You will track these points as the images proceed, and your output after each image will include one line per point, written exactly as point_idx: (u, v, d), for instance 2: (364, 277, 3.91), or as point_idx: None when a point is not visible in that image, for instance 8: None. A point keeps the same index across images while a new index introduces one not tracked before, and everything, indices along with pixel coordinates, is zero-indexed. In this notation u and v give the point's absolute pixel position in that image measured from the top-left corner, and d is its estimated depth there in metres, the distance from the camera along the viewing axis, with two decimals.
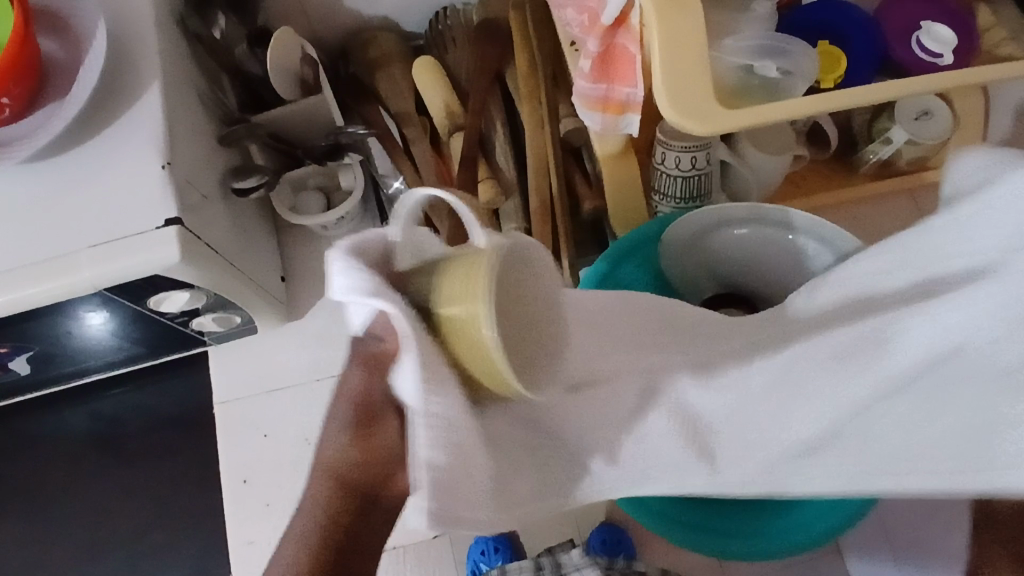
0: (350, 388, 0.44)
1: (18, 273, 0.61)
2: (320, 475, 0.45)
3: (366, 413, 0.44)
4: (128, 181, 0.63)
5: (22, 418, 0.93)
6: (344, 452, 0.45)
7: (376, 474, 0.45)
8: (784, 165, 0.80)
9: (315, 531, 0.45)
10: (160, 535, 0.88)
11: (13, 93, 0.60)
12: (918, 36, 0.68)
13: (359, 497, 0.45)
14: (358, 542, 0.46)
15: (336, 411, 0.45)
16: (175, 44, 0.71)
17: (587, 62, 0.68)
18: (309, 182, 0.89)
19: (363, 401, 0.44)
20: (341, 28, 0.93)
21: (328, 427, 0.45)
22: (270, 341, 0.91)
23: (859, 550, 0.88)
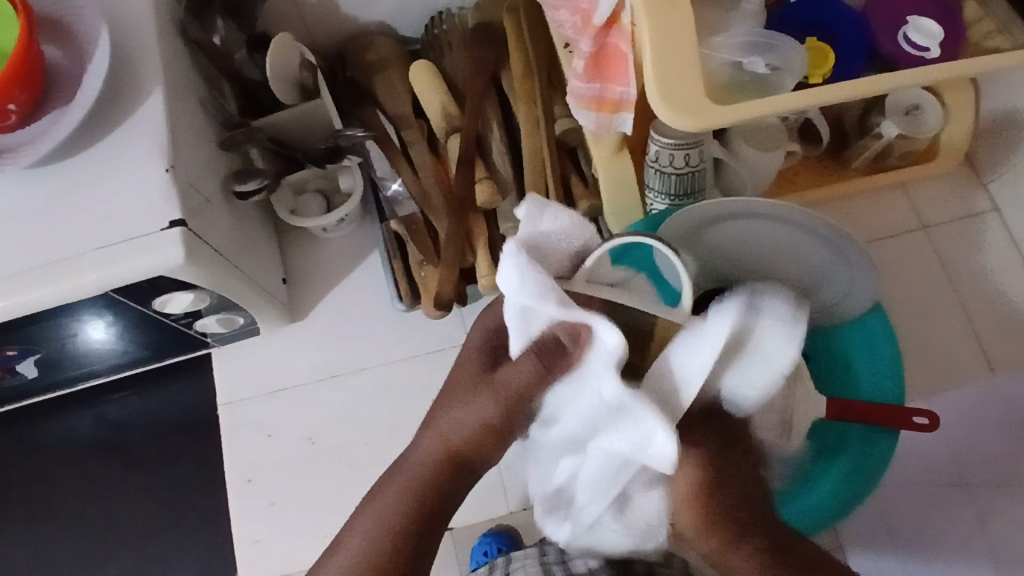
0: (488, 405, 0.54)
1: (25, 276, 0.62)
2: (435, 440, 0.56)
3: (496, 429, 0.54)
4: (133, 183, 0.64)
5: (27, 423, 0.94)
6: (461, 433, 0.55)
7: (484, 456, 0.56)
8: (778, 160, 0.81)
9: (419, 485, 0.55)
10: (166, 537, 0.89)
11: (19, 100, 0.62)
12: (905, 30, 0.70)
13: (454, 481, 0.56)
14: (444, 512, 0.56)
15: (473, 401, 0.55)
16: (176, 50, 0.73)
17: (581, 62, 0.70)
18: (309, 185, 0.91)
19: (498, 416, 0.54)
20: (338, 34, 0.95)
21: (463, 402, 0.55)
22: (272, 343, 0.92)
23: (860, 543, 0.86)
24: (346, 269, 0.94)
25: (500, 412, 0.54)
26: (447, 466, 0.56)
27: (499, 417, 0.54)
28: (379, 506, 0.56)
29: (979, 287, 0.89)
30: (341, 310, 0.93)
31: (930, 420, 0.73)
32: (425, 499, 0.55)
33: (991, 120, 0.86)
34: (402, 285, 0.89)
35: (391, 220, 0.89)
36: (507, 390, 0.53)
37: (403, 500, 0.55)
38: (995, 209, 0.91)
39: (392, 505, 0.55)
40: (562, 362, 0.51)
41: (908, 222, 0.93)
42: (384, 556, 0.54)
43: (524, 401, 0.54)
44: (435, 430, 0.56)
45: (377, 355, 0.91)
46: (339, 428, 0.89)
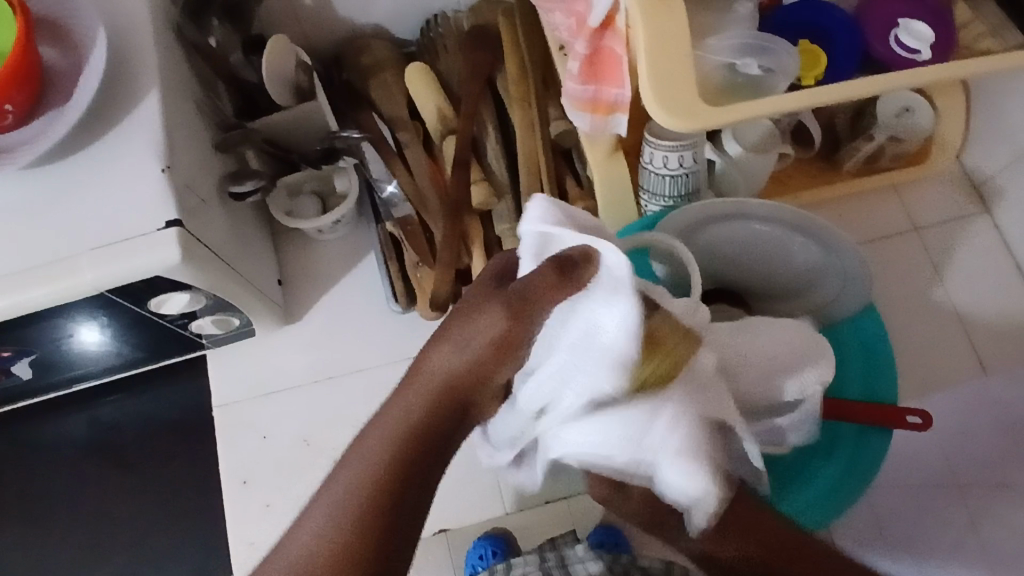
0: (493, 322, 0.51)
1: (20, 276, 0.62)
2: (430, 379, 0.52)
3: (497, 350, 0.51)
4: (129, 184, 0.64)
5: (21, 425, 0.93)
6: (451, 367, 0.51)
7: (474, 393, 0.52)
8: (771, 162, 0.82)
9: (402, 428, 0.50)
10: (160, 539, 0.89)
11: (15, 100, 0.62)
12: (896, 34, 0.70)
13: (443, 422, 0.52)
14: (431, 453, 0.51)
15: (464, 332, 0.51)
16: (172, 51, 0.73)
17: (575, 64, 0.71)
18: (305, 186, 0.91)
19: (494, 344, 0.51)
20: (334, 37, 0.95)
21: (452, 341, 0.52)
22: (268, 345, 0.92)
23: (860, 544, 0.81)
24: (342, 271, 0.94)
25: (508, 327, 0.50)
26: (437, 401, 0.51)
27: (504, 335, 0.50)
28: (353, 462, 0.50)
29: (970, 288, 0.90)
30: (337, 312, 0.93)
31: (924, 419, 0.73)
32: (409, 442, 0.50)
33: (981, 123, 0.87)
34: (399, 287, 0.89)
35: (387, 221, 0.89)
36: (507, 301, 0.50)
37: (381, 454, 0.50)
38: (985, 211, 0.92)
39: (372, 455, 0.50)
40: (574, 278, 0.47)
41: (900, 223, 0.93)
42: (362, 520, 0.48)
43: (528, 315, 0.50)
44: (424, 373, 0.52)
45: (373, 356, 0.91)
46: (335, 430, 0.88)
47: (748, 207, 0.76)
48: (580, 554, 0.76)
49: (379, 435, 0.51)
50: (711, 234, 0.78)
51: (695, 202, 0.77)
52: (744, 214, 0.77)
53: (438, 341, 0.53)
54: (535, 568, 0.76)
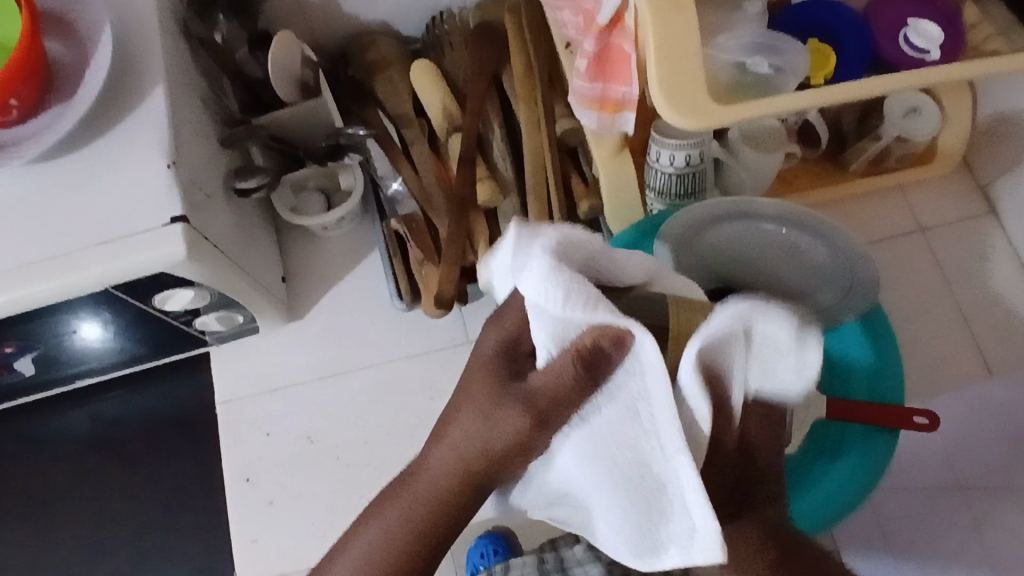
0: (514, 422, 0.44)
1: (25, 271, 0.62)
2: (443, 474, 0.46)
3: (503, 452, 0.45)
4: (134, 179, 0.64)
5: (24, 421, 0.93)
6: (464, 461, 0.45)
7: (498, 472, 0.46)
8: (778, 162, 0.81)
9: (417, 519, 0.47)
10: (163, 536, 0.88)
11: (21, 95, 0.61)
12: (906, 34, 0.70)
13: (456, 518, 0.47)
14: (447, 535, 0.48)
15: (473, 423, 0.45)
16: (178, 47, 0.72)
17: (584, 61, 0.70)
18: (310, 182, 0.90)
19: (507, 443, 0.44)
20: (340, 33, 0.95)
21: (466, 433, 0.45)
22: (271, 342, 0.92)
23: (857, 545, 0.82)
24: (346, 268, 0.94)
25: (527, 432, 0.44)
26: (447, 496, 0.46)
27: (515, 437, 0.44)
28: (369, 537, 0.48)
29: (974, 289, 0.90)
30: (340, 309, 0.92)
31: (930, 420, 0.74)
32: (421, 526, 0.47)
33: (989, 123, 0.87)
34: (403, 284, 0.89)
35: (392, 218, 0.89)
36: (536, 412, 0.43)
37: (390, 535, 0.47)
38: (991, 212, 0.92)
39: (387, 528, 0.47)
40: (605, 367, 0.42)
41: (905, 224, 0.93)
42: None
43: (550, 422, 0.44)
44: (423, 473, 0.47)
45: (376, 354, 0.91)
46: (338, 427, 0.88)
47: (754, 203, 0.77)
48: (579, 556, 0.75)
49: (385, 518, 0.47)
50: (714, 238, 0.76)
51: (700, 204, 0.78)
52: (749, 210, 0.77)
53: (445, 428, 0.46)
54: (533, 569, 0.75)
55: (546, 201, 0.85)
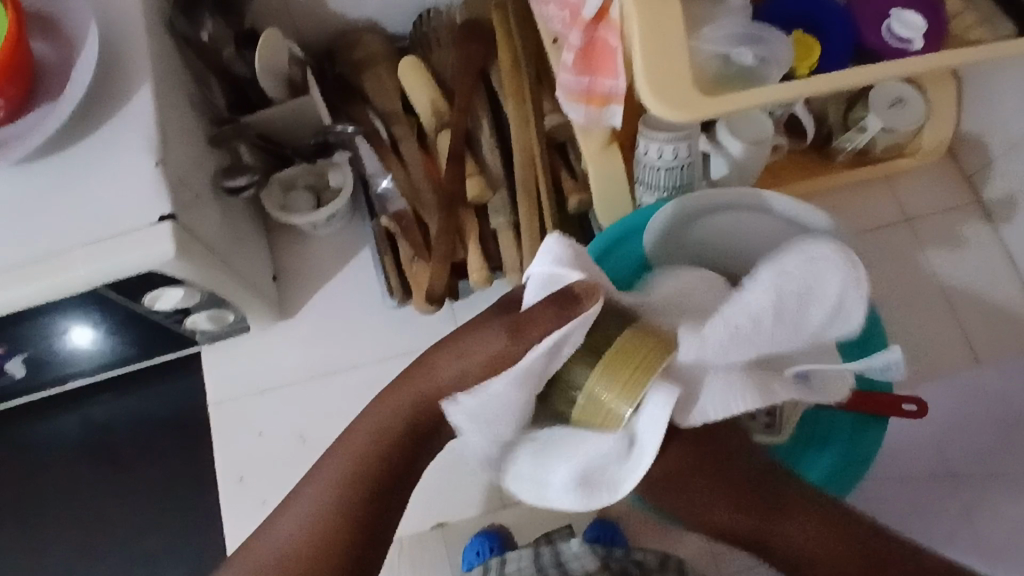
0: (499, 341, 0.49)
1: (12, 272, 0.62)
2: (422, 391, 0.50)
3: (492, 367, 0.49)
4: (122, 178, 0.63)
5: (14, 425, 0.93)
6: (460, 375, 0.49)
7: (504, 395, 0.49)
8: (765, 153, 0.82)
9: (385, 441, 0.49)
10: (157, 537, 0.88)
11: (8, 94, 0.61)
12: (889, 22, 0.70)
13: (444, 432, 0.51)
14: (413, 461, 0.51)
15: (482, 337, 0.49)
16: (165, 45, 0.72)
17: (570, 55, 0.70)
18: (299, 182, 0.90)
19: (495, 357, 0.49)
20: (327, 31, 0.95)
21: (457, 352, 0.50)
22: (263, 342, 0.92)
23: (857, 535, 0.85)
24: (337, 266, 0.94)
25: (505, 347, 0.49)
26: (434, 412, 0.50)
27: (503, 352, 0.49)
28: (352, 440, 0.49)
29: (961, 278, 0.91)
30: (331, 307, 0.92)
31: (919, 407, 0.74)
32: (397, 446, 0.49)
33: (973, 113, 0.88)
34: (394, 282, 0.89)
35: (382, 216, 0.88)
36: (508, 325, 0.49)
37: (372, 441, 0.49)
38: (977, 201, 0.93)
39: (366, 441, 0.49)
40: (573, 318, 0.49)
41: (892, 215, 0.94)
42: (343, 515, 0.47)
43: (524, 338, 0.49)
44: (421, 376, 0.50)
45: (368, 352, 0.91)
46: (331, 426, 0.88)
47: (733, 196, 0.77)
48: (574, 550, 0.76)
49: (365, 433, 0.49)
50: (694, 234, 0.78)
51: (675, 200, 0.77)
52: (727, 204, 0.78)
53: (445, 344, 0.51)
54: (529, 564, 0.76)
55: (535, 196, 0.85)
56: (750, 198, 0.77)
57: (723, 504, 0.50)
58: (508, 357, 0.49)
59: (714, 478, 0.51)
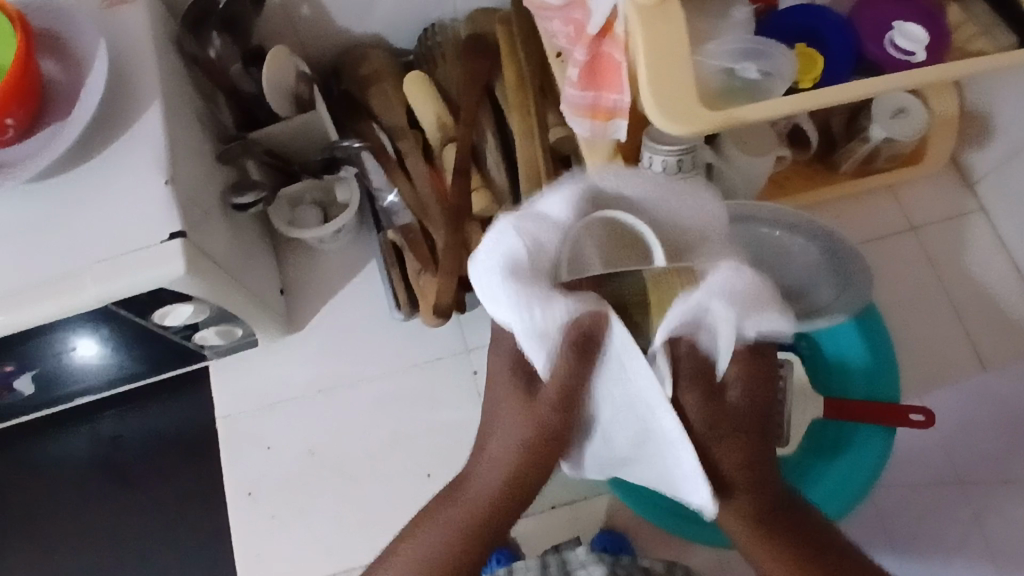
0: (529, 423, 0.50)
1: (24, 291, 0.62)
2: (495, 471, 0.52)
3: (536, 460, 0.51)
4: (132, 197, 0.64)
5: (22, 442, 0.93)
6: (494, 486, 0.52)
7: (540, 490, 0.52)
8: (769, 166, 0.83)
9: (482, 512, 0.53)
10: (165, 553, 0.88)
11: (17, 115, 0.62)
12: (891, 35, 0.71)
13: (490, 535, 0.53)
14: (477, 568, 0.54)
15: (503, 437, 0.52)
16: (173, 64, 0.73)
17: (575, 71, 0.71)
18: (305, 197, 0.91)
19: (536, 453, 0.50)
20: (332, 47, 0.96)
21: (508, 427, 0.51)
22: (271, 356, 0.92)
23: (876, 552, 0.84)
24: (344, 280, 0.94)
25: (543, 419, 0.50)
26: (483, 519, 0.53)
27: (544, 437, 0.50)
28: (413, 548, 0.55)
29: (968, 285, 0.91)
30: (339, 321, 0.93)
31: (927, 418, 0.74)
32: (454, 556, 0.54)
33: (975, 122, 0.88)
34: (401, 295, 0.89)
35: (389, 229, 0.89)
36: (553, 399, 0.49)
37: (457, 533, 0.53)
38: (981, 210, 0.93)
39: (422, 550, 0.54)
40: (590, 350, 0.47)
41: (898, 223, 0.94)
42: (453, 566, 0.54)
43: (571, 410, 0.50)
44: (466, 490, 0.54)
45: (376, 365, 0.91)
46: (340, 439, 0.88)
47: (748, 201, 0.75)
48: (581, 559, 0.74)
49: (423, 545, 0.55)
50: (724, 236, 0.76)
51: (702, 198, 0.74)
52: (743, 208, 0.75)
53: (477, 465, 0.54)
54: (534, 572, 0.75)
55: None
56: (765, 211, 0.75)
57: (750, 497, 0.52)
58: (540, 454, 0.51)
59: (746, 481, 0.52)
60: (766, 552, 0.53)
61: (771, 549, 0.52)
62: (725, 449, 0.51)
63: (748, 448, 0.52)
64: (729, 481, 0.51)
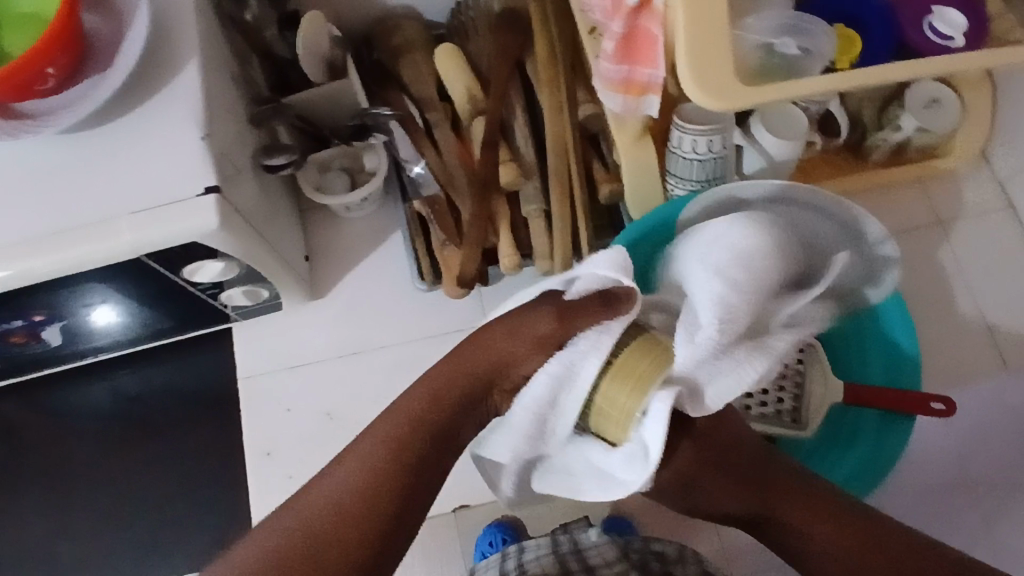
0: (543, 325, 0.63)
1: (59, 237, 0.63)
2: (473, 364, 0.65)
3: (485, 377, 0.65)
4: (169, 149, 0.65)
5: (44, 393, 0.94)
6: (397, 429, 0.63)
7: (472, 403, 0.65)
8: (798, 151, 0.82)
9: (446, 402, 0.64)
10: (179, 510, 0.89)
11: (58, 63, 0.62)
12: (930, 20, 0.70)
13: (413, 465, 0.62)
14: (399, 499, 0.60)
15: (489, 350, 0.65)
16: (211, 22, 0.73)
17: (611, 43, 0.70)
18: (334, 163, 0.92)
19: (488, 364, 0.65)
20: (366, 16, 0.96)
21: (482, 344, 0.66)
22: (293, 320, 0.93)
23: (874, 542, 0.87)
24: (368, 247, 0.95)
25: (547, 332, 0.63)
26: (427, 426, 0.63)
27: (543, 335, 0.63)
28: (329, 484, 0.60)
29: (991, 282, 0.90)
30: (361, 289, 0.93)
31: (947, 406, 0.74)
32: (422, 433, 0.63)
33: (1009, 117, 0.87)
34: (424, 264, 0.90)
35: (415, 200, 0.90)
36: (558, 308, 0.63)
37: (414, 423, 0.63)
38: (1009, 207, 0.93)
39: (323, 498, 0.59)
40: (613, 305, 0.61)
41: (924, 215, 0.94)
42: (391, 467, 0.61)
43: (573, 323, 0.62)
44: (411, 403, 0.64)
45: (396, 333, 0.92)
46: (359, 405, 0.89)
47: (768, 193, 0.78)
48: (593, 539, 0.76)
49: (330, 488, 0.60)
50: None
51: (703, 195, 0.79)
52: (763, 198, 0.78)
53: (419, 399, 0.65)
54: (547, 552, 0.75)
55: (568, 187, 0.86)
56: (784, 194, 0.78)
57: (720, 470, 0.65)
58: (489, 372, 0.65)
59: (717, 471, 0.65)
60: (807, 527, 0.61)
61: (776, 506, 0.62)
62: (680, 456, 0.65)
63: (711, 452, 0.65)
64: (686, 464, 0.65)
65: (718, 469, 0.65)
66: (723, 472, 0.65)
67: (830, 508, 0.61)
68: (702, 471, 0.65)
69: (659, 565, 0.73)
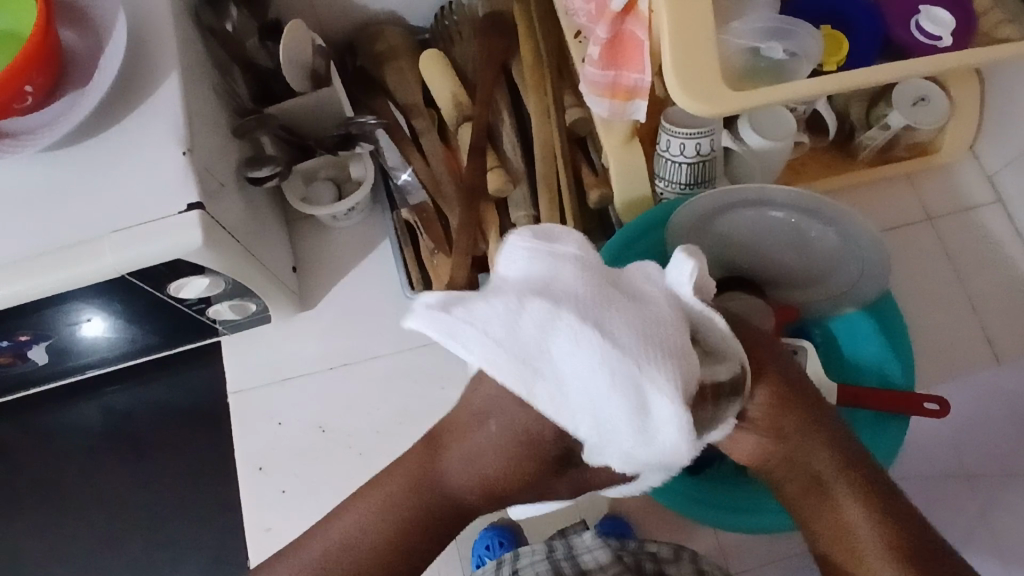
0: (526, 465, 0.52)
1: (40, 258, 0.62)
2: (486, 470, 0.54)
3: (512, 484, 0.54)
4: (150, 166, 0.64)
5: (33, 412, 0.93)
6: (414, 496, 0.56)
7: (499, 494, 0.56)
8: (785, 151, 0.82)
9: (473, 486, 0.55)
10: (173, 526, 0.88)
11: (36, 82, 0.61)
12: (918, 19, 0.69)
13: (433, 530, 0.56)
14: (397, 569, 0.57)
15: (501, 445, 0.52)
16: (190, 35, 0.72)
17: (596, 48, 0.70)
18: (320, 173, 0.91)
19: (518, 458, 0.51)
20: (349, 23, 0.95)
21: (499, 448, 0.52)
22: (283, 332, 0.92)
23: None
24: (357, 257, 0.94)
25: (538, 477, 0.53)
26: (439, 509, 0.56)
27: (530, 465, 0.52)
28: (342, 525, 0.57)
29: (982, 277, 0.90)
30: (351, 299, 0.93)
31: (941, 407, 0.74)
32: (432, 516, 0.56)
33: (996, 111, 0.87)
34: (414, 272, 0.89)
35: (402, 209, 0.90)
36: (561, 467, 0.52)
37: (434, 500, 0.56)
38: (999, 201, 0.92)
39: (337, 538, 0.56)
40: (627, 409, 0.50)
41: (915, 212, 0.94)
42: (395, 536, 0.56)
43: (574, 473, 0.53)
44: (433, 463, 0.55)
45: (388, 342, 0.91)
46: (351, 416, 0.89)
47: (772, 193, 0.76)
48: (587, 543, 0.76)
49: (344, 526, 0.56)
50: (725, 225, 0.78)
51: (709, 192, 0.76)
52: (761, 198, 0.76)
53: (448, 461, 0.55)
54: (542, 558, 0.75)
55: (556, 191, 0.86)
56: (770, 193, 0.76)
57: (802, 440, 0.56)
58: (537, 476, 0.53)
59: (814, 450, 0.56)
60: (881, 549, 0.52)
61: (842, 491, 0.55)
62: (760, 418, 0.56)
63: (797, 413, 0.57)
64: (768, 426, 0.56)
65: (803, 435, 0.56)
66: (808, 445, 0.56)
67: (906, 520, 0.53)
68: (776, 435, 0.56)
69: (653, 565, 0.72)
